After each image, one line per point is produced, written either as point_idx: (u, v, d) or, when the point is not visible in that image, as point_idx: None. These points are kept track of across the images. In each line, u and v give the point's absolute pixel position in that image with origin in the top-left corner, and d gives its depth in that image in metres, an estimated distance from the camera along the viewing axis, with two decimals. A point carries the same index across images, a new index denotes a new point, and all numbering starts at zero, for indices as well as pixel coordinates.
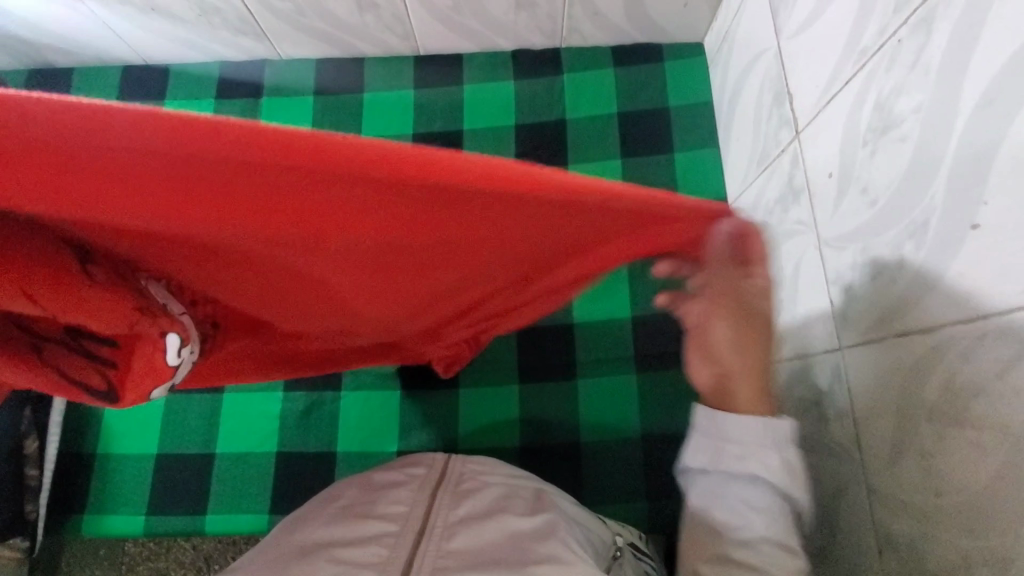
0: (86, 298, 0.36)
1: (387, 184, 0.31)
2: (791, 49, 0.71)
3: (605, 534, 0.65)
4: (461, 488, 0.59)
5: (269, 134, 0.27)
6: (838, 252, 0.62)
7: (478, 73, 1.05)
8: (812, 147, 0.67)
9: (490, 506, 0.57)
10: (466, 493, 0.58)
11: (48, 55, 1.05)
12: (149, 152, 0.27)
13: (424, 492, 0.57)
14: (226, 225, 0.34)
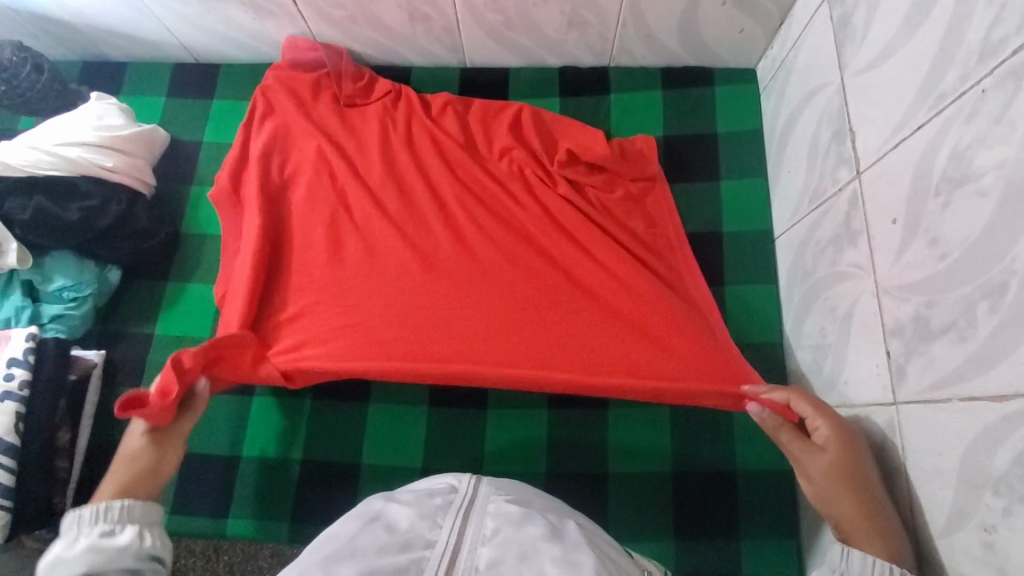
0: (344, 141, 0.95)
1: (492, 246, 0.87)
2: (855, 85, 0.69)
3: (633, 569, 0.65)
4: (490, 512, 0.63)
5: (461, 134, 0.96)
6: (897, 301, 0.60)
7: (524, 89, 1.03)
8: (874, 190, 0.64)
9: (517, 533, 0.60)
10: (494, 521, 0.62)
11: (103, 49, 1.07)
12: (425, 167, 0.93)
13: (455, 516, 0.62)
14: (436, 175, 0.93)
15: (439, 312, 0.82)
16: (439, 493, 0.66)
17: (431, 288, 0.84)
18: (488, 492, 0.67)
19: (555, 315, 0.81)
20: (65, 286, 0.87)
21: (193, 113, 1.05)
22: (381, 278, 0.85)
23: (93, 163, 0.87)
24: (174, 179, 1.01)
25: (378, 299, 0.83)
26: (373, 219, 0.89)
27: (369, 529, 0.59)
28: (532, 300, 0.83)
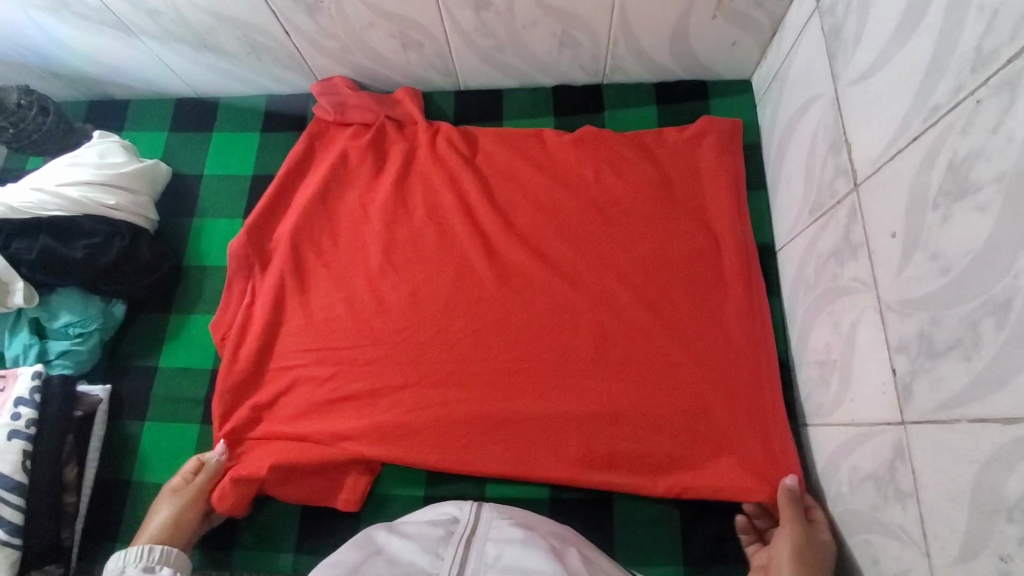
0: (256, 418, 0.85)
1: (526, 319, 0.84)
2: (849, 97, 0.68)
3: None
4: (490, 540, 0.67)
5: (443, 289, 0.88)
6: (900, 317, 0.58)
7: (518, 110, 1.03)
8: (873, 203, 0.63)
9: (518, 554, 0.63)
10: (495, 546, 0.66)
11: (106, 87, 1.09)
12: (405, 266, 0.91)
13: (457, 544, 0.66)
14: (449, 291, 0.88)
15: (555, 213, 0.91)
16: (442, 523, 0.70)
17: (553, 212, 0.91)
18: (490, 517, 0.71)
19: (678, 317, 0.83)
20: (70, 322, 0.89)
21: (194, 146, 1.07)
22: (512, 153, 0.96)
23: (97, 203, 0.89)
24: (176, 212, 1.03)
25: (516, 195, 0.94)
26: (442, 187, 0.95)
27: (371, 563, 0.63)
28: (657, 242, 0.88)
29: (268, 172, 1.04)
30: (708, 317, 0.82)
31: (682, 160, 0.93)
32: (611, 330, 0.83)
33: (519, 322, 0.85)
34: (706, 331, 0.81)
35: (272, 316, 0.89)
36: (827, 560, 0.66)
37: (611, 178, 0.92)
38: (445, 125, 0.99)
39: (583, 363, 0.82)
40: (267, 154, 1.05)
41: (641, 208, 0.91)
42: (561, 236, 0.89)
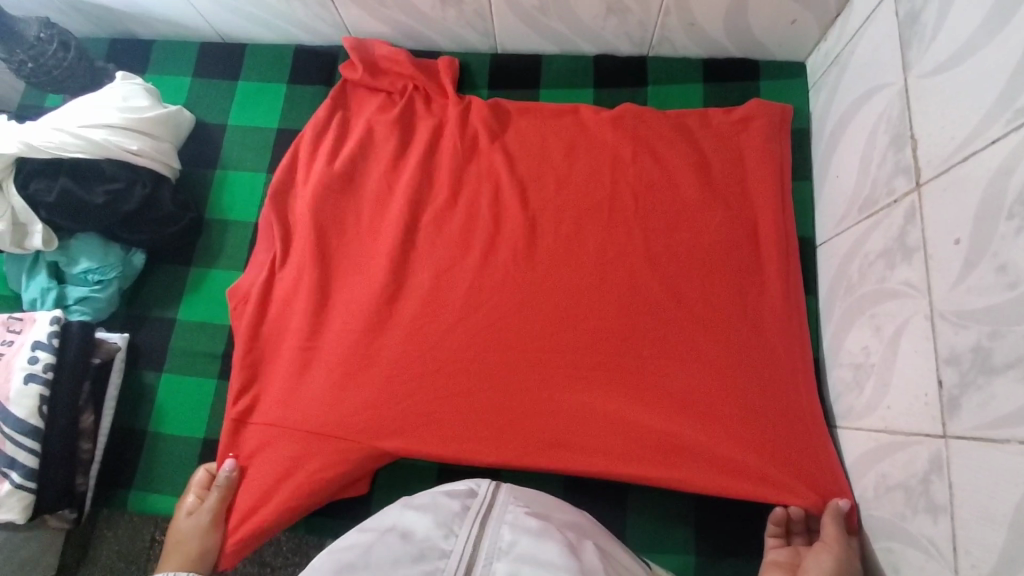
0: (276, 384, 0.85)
1: (551, 300, 0.83)
2: (920, 89, 0.63)
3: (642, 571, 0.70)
4: (506, 522, 0.66)
5: (468, 260, 0.86)
6: (954, 329, 0.56)
7: (557, 77, 0.99)
8: (935, 206, 0.59)
9: (533, 544, 0.63)
10: (510, 532, 0.65)
11: (130, 26, 1.05)
12: (436, 235, 0.89)
13: (472, 523, 0.66)
14: (474, 263, 0.86)
15: (588, 195, 0.89)
16: (458, 497, 0.70)
17: (587, 194, 0.89)
18: (506, 500, 0.71)
19: (710, 308, 0.80)
20: (89, 269, 0.88)
21: (219, 94, 1.03)
22: (545, 131, 0.93)
23: (118, 147, 0.86)
24: (198, 162, 1.00)
25: (547, 173, 0.91)
26: (474, 163, 0.93)
27: (383, 540, 0.63)
28: (692, 231, 0.85)
29: (294, 127, 1.01)
30: (741, 312, 0.80)
31: (726, 145, 0.89)
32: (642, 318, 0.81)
33: (543, 305, 0.83)
34: (737, 325, 0.79)
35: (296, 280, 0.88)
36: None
37: (645, 162, 0.89)
38: (477, 98, 0.96)
39: (607, 351, 0.80)
40: (293, 107, 1.02)
41: (683, 194, 0.87)
42: (593, 220, 0.87)
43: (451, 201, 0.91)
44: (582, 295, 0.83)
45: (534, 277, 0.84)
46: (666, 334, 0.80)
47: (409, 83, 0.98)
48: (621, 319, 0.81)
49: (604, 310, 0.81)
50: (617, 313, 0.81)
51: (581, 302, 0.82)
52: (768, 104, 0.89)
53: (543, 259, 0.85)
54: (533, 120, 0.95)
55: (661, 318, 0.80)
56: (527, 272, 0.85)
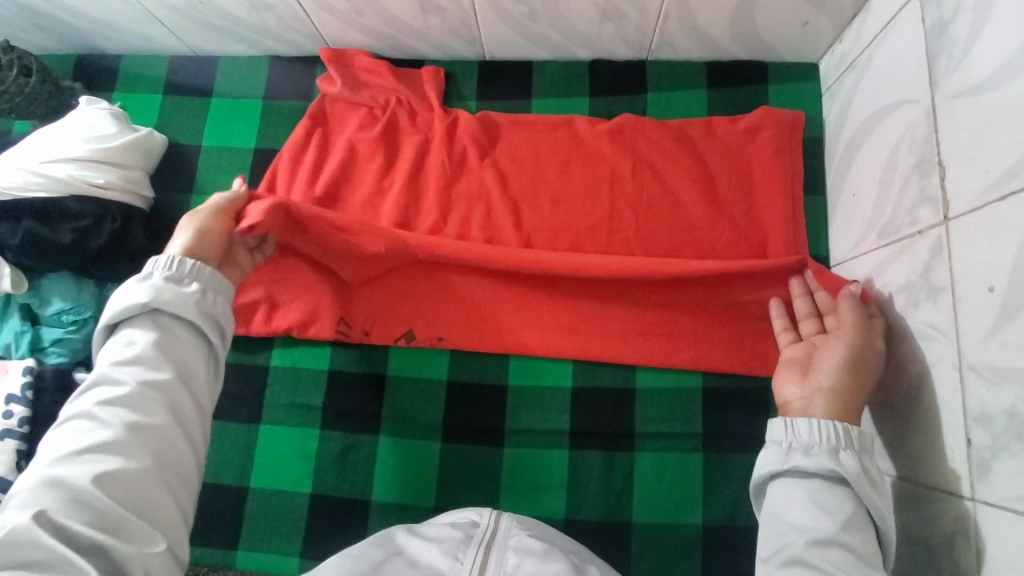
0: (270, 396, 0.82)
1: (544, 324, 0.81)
2: (949, 110, 0.57)
3: None
4: (509, 547, 0.62)
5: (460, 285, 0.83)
6: (986, 384, 0.51)
7: (550, 86, 0.92)
8: (965, 244, 0.54)
9: (539, 569, 0.59)
10: (515, 556, 0.61)
11: (97, 41, 0.99)
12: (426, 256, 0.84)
13: (475, 547, 0.62)
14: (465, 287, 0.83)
15: (585, 214, 0.83)
16: (461, 525, 0.66)
17: (583, 210, 0.83)
18: (510, 523, 0.66)
19: (710, 333, 0.79)
20: (63, 310, 0.83)
21: (192, 112, 0.97)
22: (538, 144, 0.87)
23: (84, 181, 0.82)
24: (173, 187, 0.95)
25: (540, 190, 0.85)
26: (461, 180, 0.87)
27: (391, 565, 0.60)
28: (697, 252, 0.80)
29: (272, 147, 0.95)
30: (743, 336, 0.78)
31: (734, 157, 0.83)
32: (641, 342, 0.80)
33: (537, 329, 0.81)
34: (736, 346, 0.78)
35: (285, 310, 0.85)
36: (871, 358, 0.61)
37: (645, 177, 0.84)
38: (463, 113, 0.90)
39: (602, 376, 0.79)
40: (271, 124, 0.96)
41: (688, 206, 0.82)
42: (590, 242, 0.82)
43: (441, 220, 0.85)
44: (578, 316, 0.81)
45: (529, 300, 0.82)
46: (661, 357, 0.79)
47: (391, 97, 0.92)
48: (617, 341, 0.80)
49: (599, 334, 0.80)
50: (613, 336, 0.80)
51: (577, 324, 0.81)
52: (781, 110, 0.82)
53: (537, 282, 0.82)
54: (524, 132, 0.88)
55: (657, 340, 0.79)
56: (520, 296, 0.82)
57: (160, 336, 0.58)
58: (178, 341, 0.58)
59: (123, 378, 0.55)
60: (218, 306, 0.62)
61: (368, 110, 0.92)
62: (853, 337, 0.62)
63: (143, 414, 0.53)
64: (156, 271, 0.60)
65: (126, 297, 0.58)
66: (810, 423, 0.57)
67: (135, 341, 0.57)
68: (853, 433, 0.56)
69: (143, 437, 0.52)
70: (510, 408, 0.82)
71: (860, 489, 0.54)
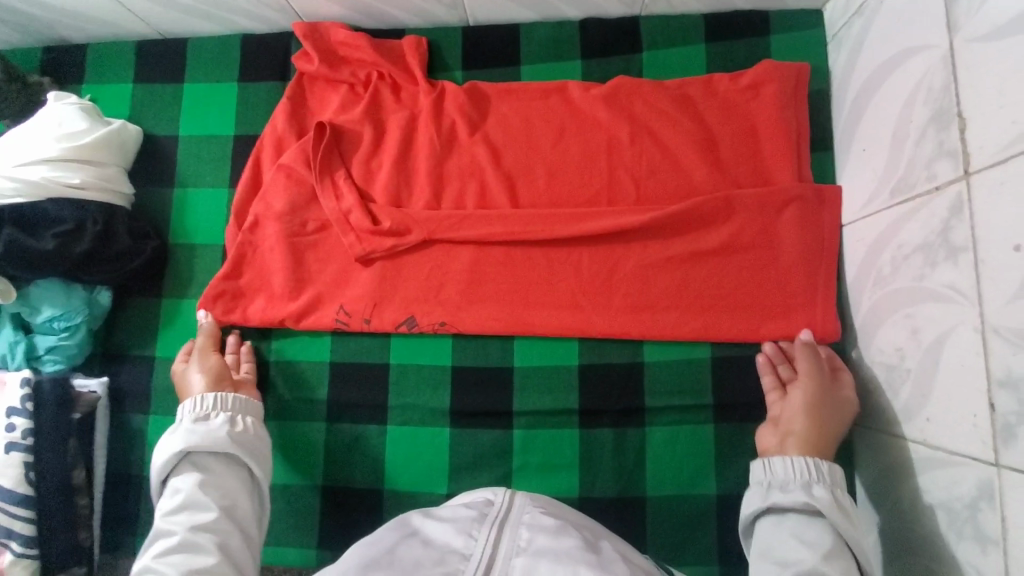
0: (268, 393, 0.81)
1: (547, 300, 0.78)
2: (970, 56, 0.53)
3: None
4: (523, 523, 0.61)
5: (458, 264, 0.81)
6: (1012, 348, 0.49)
7: (539, 49, 0.87)
8: (989, 201, 0.51)
9: (552, 543, 0.58)
10: (529, 532, 0.59)
11: (59, 31, 0.93)
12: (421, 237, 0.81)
13: (489, 525, 0.60)
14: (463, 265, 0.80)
15: (584, 186, 0.80)
16: (475, 505, 0.64)
17: (581, 180, 0.80)
18: (524, 502, 0.64)
19: (720, 303, 0.76)
20: (54, 317, 0.81)
21: (165, 100, 0.92)
22: (531, 114, 0.83)
23: (59, 183, 0.79)
24: (154, 181, 0.91)
25: (536, 162, 0.82)
26: (453, 157, 0.83)
27: (406, 543, 0.58)
28: (704, 217, 0.76)
29: (252, 132, 0.91)
30: (754, 304, 0.75)
31: (737, 116, 0.79)
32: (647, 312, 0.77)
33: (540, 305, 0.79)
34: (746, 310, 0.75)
35: (279, 302, 0.82)
36: (835, 405, 0.67)
37: (646, 142, 0.80)
38: (449, 84, 0.85)
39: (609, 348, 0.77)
40: (250, 108, 0.91)
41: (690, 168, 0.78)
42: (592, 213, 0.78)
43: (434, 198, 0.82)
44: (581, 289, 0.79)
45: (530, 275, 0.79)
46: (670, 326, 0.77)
47: (372, 71, 0.87)
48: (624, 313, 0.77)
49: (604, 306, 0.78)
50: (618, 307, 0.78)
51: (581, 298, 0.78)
52: (786, 62, 0.77)
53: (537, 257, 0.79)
54: (514, 100, 0.84)
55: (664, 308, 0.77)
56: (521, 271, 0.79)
57: (204, 476, 0.66)
58: (219, 477, 0.67)
59: (174, 527, 0.62)
60: (248, 430, 0.72)
61: (351, 90, 0.88)
62: (816, 387, 0.68)
63: (200, 551, 0.60)
64: (185, 419, 0.70)
65: (165, 451, 0.68)
66: (784, 461, 0.63)
67: (179, 490, 0.65)
68: (824, 469, 0.62)
69: (206, 570, 0.59)
70: (517, 391, 0.80)
71: (835, 518, 0.58)
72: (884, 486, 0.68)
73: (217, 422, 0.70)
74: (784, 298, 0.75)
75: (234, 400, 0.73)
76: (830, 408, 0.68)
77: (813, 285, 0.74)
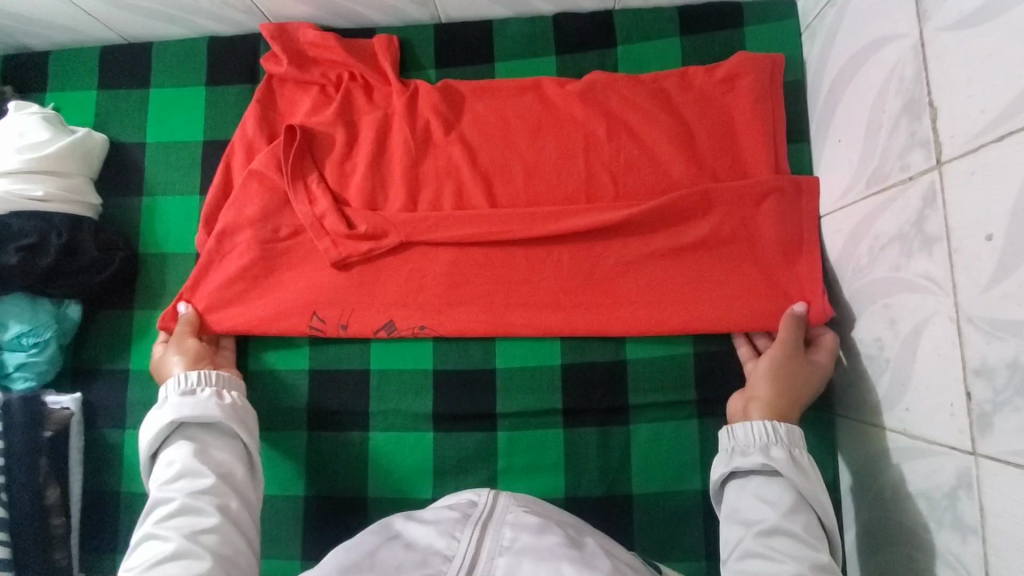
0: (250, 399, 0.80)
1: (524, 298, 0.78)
2: (940, 44, 0.53)
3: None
4: (506, 522, 0.60)
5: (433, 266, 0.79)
6: (986, 336, 0.49)
7: (513, 45, 0.86)
8: (961, 190, 0.51)
9: (536, 542, 0.57)
10: (512, 530, 0.59)
11: (19, 37, 0.91)
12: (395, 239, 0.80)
13: (472, 526, 0.59)
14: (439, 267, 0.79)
15: (561, 184, 0.79)
16: (459, 505, 0.63)
17: (558, 179, 0.80)
18: (508, 502, 0.64)
19: (702, 297, 0.75)
20: (22, 333, 0.79)
21: (130, 106, 0.90)
22: (505, 112, 0.82)
23: (21, 195, 0.77)
24: (121, 189, 0.89)
25: (512, 161, 0.81)
26: (428, 158, 0.82)
27: (388, 548, 0.57)
28: (682, 212, 0.75)
29: (222, 137, 0.89)
30: (737, 297, 0.74)
31: (712, 109, 0.78)
32: (625, 309, 0.76)
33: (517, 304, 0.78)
34: (728, 305, 0.74)
35: (252, 311, 0.80)
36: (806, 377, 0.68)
37: (622, 138, 0.79)
38: (422, 83, 0.84)
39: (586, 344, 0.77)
40: (219, 112, 0.89)
41: (667, 163, 0.78)
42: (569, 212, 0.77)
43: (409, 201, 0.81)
44: (558, 288, 0.78)
45: (506, 275, 0.78)
46: (647, 322, 0.76)
47: (343, 71, 0.85)
48: (602, 309, 0.77)
49: (583, 303, 0.77)
50: (595, 304, 0.77)
51: (559, 297, 0.78)
52: (760, 54, 0.77)
53: (513, 257, 0.78)
54: (488, 100, 0.83)
55: (642, 306, 0.76)
56: (497, 271, 0.78)
57: (196, 445, 0.66)
58: (212, 445, 0.67)
59: (173, 493, 0.63)
60: (236, 401, 0.70)
61: (321, 92, 0.86)
62: (789, 354, 0.69)
63: (200, 514, 0.61)
64: (172, 393, 0.69)
65: (155, 423, 0.67)
66: (745, 425, 0.64)
67: (174, 461, 0.65)
68: (782, 430, 0.62)
69: (209, 533, 0.60)
70: (500, 392, 0.79)
71: (794, 478, 0.59)
72: (866, 475, 0.69)
73: (204, 395, 0.68)
74: (767, 291, 0.74)
75: (220, 378, 0.71)
76: (801, 378, 0.68)
77: (796, 276, 0.73)
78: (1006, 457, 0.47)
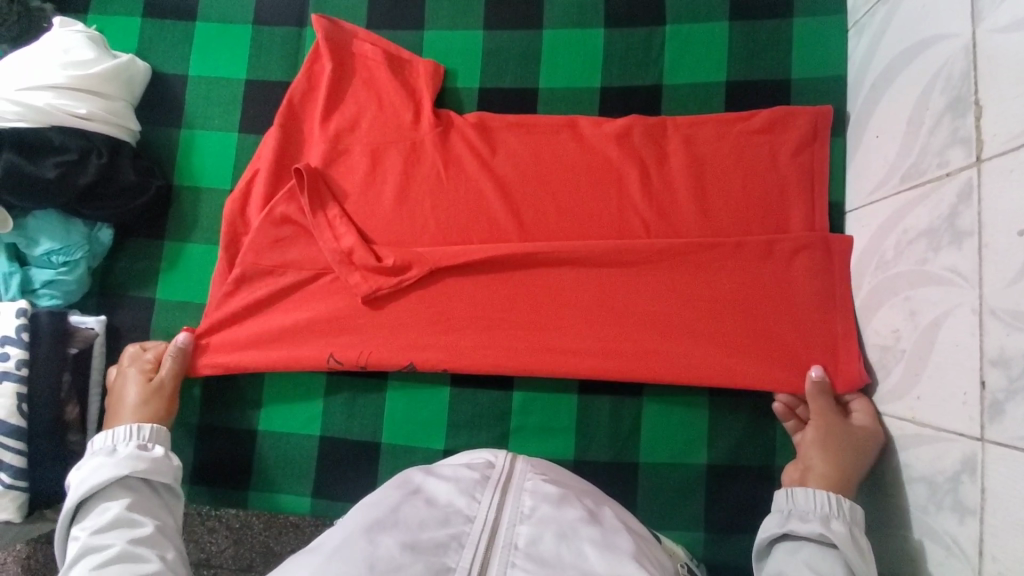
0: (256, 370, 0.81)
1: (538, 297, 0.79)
2: (990, 46, 0.55)
3: (667, 563, 0.61)
4: (526, 488, 0.59)
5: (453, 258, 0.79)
6: (1007, 329, 0.51)
7: (562, 15, 0.87)
8: (998, 187, 0.53)
9: (555, 513, 0.56)
10: (532, 498, 0.58)
11: None
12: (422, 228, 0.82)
13: (493, 490, 0.58)
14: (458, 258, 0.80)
15: (586, 232, 0.80)
16: (478, 466, 0.62)
17: (589, 180, 0.81)
18: (526, 467, 0.62)
19: (712, 313, 0.76)
20: (53, 250, 0.80)
21: (175, 39, 0.90)
22: (532, 146, 0.83)
23: (65, 111, 0.77)
24: (160, 120, 0.89)
25: (545, 155, 0.82)
26: (454, 183, 0.82)
27: (408, 502, 0.56)
28: (704, 266, 0.77)
29: (264, 78, 0.89)
30: (758, 353, 0.75)
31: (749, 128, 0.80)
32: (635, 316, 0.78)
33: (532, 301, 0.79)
34: (734, 325, 0.76)
35: (272, 324, 0.81)
36: (854, 445, 0.69)
37: (649, 186, 0.80)
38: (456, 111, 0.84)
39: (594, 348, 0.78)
40: (263, 53, 0.89)
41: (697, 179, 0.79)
42: (595, 257, 0.78)
43: (441, 183, 0.83)
44: (573, 288, 0.79)
45: (523, 274, 0.79)
46: (655, 331, 0.77)
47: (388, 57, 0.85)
48: (612, 314, 0.78)
49: (595, 307, 0.78)
50: (606, 308, 0.78)
51: (571, 298, 0.79)
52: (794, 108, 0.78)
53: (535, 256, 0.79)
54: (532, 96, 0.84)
55: (652, 315, 0.77)
56: (516, 270, 0.79)
57: (133, 499, 0.67)
58: (146, 501, 0.68)
59: (110, 543, 0.62)
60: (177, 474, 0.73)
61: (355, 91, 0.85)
62: (828, 422, 0.71)
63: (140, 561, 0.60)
64: (122, 446, 0.71)
65: (96, 473, 0.67)
66: (806, 494, 0.66)
67: (109, 509, 0.65)
68: (845, 505, 0.65)
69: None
70: None
71: (847, 552, 0.61)
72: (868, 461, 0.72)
73: (157, 451, 0.71)
74: (784, 341, 0.75)
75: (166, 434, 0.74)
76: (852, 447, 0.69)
77: (816, 335, 0.75)
78: (1015, 444, 0.49)
